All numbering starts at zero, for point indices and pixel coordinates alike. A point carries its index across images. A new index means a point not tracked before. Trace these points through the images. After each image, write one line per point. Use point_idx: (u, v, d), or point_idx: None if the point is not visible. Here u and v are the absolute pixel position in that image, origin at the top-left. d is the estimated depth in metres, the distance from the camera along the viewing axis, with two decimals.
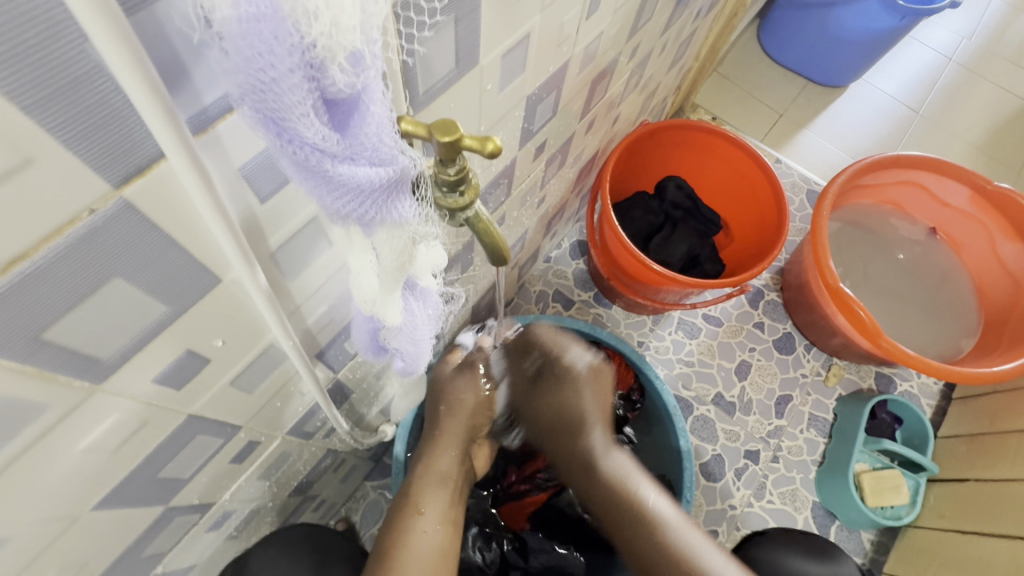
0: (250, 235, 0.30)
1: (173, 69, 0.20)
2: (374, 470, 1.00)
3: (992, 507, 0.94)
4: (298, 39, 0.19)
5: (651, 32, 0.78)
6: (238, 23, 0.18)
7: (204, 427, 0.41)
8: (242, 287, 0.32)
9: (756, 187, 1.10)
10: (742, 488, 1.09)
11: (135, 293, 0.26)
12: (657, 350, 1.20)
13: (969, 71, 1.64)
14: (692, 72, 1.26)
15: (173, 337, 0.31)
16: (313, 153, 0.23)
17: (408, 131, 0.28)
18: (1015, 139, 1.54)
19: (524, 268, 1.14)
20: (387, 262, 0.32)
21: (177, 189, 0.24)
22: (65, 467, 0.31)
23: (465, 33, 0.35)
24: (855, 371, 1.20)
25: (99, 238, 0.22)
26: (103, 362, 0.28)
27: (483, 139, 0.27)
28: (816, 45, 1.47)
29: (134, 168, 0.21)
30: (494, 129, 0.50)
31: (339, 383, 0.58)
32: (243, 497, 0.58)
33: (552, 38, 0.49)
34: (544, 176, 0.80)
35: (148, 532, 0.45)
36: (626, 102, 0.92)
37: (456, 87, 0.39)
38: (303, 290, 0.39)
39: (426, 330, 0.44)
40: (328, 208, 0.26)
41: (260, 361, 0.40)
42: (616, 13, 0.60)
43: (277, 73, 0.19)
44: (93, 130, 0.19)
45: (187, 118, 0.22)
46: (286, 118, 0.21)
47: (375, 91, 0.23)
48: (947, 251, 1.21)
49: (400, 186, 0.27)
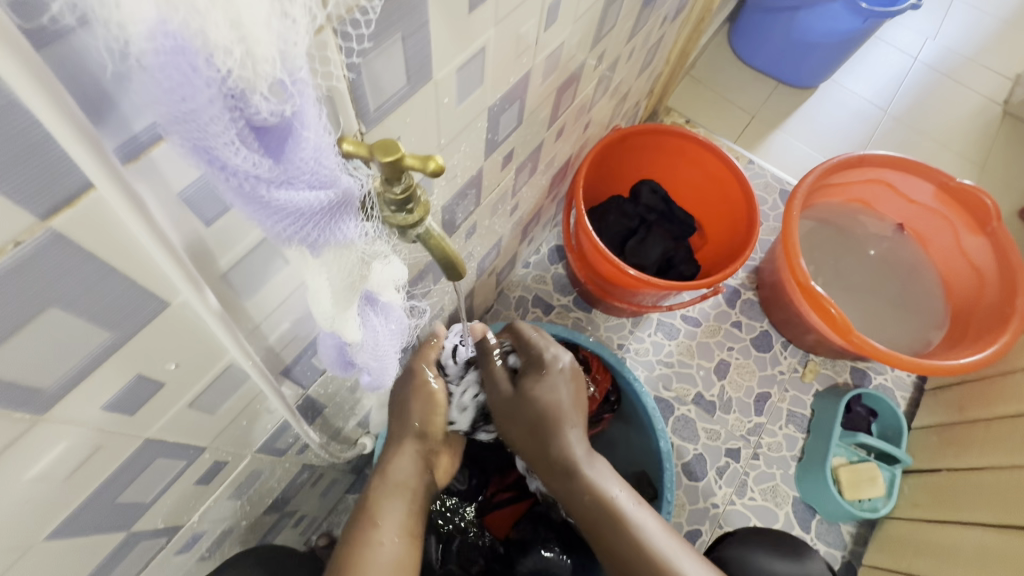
0: (198, 258, 0.30)
1: (95, 100, 0.20)
2: (356, 482, 0.99)
3: (961, 495, 0.97)
4: (214, 72, 0.19)
5: (618, 39, 0.79)
6: (154, 56, 0.18)
7: (164, 450, 0.40)
8: (193, 310, 0.32)
9: (727, 189, 1.12)
10: (724, 486, 1.10)
11: (73, 321, 0.26)
12: (637, 352, 1.21)
13: (931, 69, 1.69)
14: (663, 77, 1.28)
15: (121, 362, 0.30)
16: (246, 180, 0.23)
17: (349, 151, 0.28)
18: (976, 134, 1.59)
19: (503, 274, 1.13)
20: (338, 281, 0.32)
21: (112, 216, 0.23)
22: (13, 497, 0.30)
23: (415, 50, 0.35)
24: (831, 366, 1.22)
25: (29, 269, 0.22)
26: (44, 393, 0.27)
27: (425, 158, 0.28)
28: (784, 48, 1.51)
29: (61, 199, 0.21)
30: (455, 141, 0.50)
31: (310, 399, 0.58)
32: (213, 518, 0.57)
33: (510, 49, 0.49)
34: (514, 184, 0.80)
35: (113, 557, 0.45)
36: (597, 108, 0.94)
37: (411, 102, 0.39)
38: (261, 309, 0.39)
39: (390, 344, 0.44)
40: (270, 233, 0.26)
41: (219, 381, 0.40)
42: (577, 23, 0.61)
43: (195, 105, 0.19)
44: (14, 166, 0.19)
45: (115, 147, 0.22)
46: (213, 148, 0.21)
47: (307, 116, 0.23)
48: (914, 246, 1.24)
49: (343, 205, 0.28)
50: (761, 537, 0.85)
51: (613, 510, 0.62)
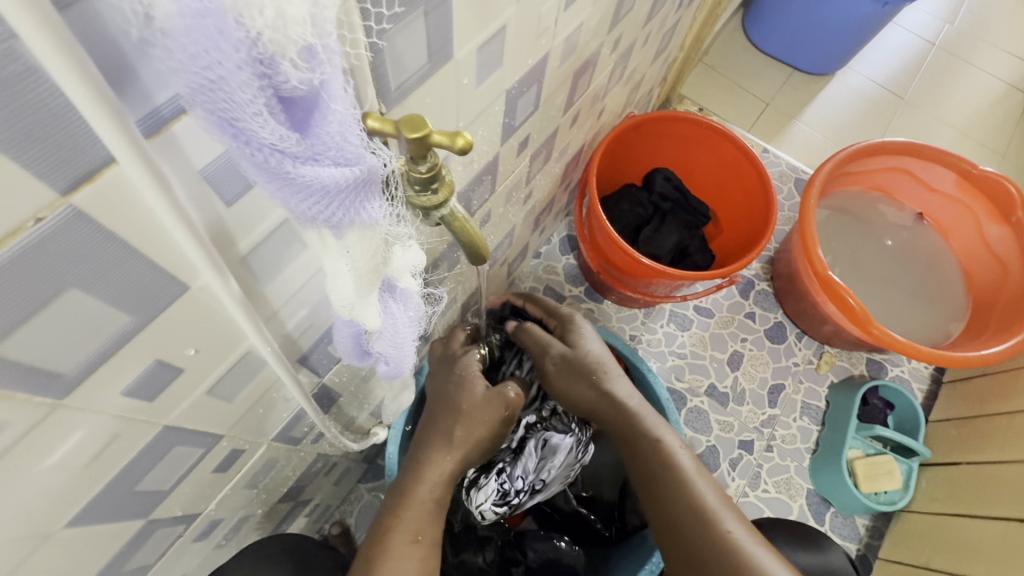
0: (218, 240, 0.29)
1: (115, 67, 0.19)
2: (368, 473, 0.99)
3: (981, 490, 0.95)
4: (243, 34, 0.18)
5: (634, 23, 0.77)
6: (181, 18, 0.17)
7: (182, 438, 0.40)
8: (212, 294, 0.31)
9: (743, 177, 1.10)
10: (737, 478, 1.09)
11: (92, 304, 0.25)
12: (649, 344, 1.19)
13: (951, 55, 1.65)
14: (676, 64, 1.25)
15: (142, 347, 0.30)
16: (272, 154, 0.22)
17: (374, 128, 0.27)
18: (998, 122, 1.55)
19: (514, 265, 1.12)
20: (361, 265, 0.31)
21: (132, 195, 0.23)
22: (34, 484, 0.30)
23: (437, 27, 0.34)
24: (847, 358, 1.21)
25: (47, 247, 0.21)
26: (64, 377, 0.27)
27: (453, 135, 0.27)
28: (800, 33, 1.47)
29: (82, 174, 0.20)
30: (473, 125, 0.49)
31: (325, 387, 0.57)
32: (229, 506, 0.57)
33: (528, 30, 0.47)
34: (528, 172, 0.79)
35: (131, 544, 0.45)
36: (611, 94, 0.92)
37: (431, 82, 0.38)
38: (280, 295, 0.38)
39: (408, 333, 0.42)
40: (294, 211, 0.25)
41: (236, 369, 0.39)
42: (596, 3, 0.59)
43: (223, 70, 0.18)
44: (32, 136, 0.18)
45: (136, 120, 0.21)
46: (239, 119, 0.20)
47: (335, 88, 0.22)
48: (934, 236, 1.22)
49: (368, 184, 0.27)
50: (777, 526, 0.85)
51: (676, 471, 0.61)
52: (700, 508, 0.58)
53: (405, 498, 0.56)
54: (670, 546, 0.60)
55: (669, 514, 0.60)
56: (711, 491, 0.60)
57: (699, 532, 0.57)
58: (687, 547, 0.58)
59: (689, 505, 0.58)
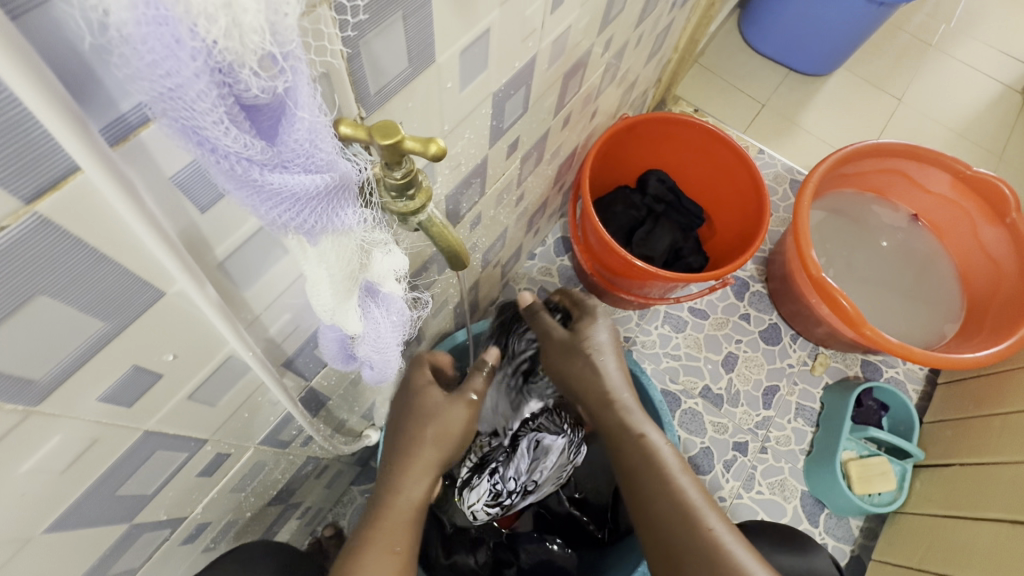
0: (193, 246, 0.29)
1: (74, 74, 0.19)
2: (361, 475, 0.99)
3: (974, 491, 0.95)
4: (199, 42, 0.18)
5: (625, 24, 0.77)
6: (137, 26, 0.17)
7: (165, 442, 0.40)
8: (189, 299, 0.31)
9: (736, 177, 1.10)
10: (731, 480, 1.09)
11: (64, 310, 0.25)
12: (644, 345, 1.19)
13: (946, 55, 1.65)
14: (671, 65, 1.25)
15: (118, 352, 0.30)
16: (238, 162, 0.22)
17: (347, 134, 0.27)
18: (994, 122, 1.55)
19: (508, 266, 1.12)
20: (337, 272, 0.31)
21: (100, 202, 0.23)
22: (8, 490, 0.30)
23: (417, 31, 0.34)
24: (841, 359, 1.21)
25: (14, 254, 0.21)
26: (37, 383, 0.27)
27: (426, 141, 0.26)
28: (795, 34, 1.47)
29: (46, 181, 0.20)
30: (459, 127, 0.49)
31: (313, 391, 0.57)
32: (216, 510, 0.57)
33: (514, 33, 0.47)
34: (520, 173, 0.78)
35: (115, 549, 0.45)
36: (604, 96, 0.92)
37: (413, 85, 0.38)
38: (261, 300, 0.38)
39: (392, 338, 0.42)
40: (265, 220, 0.25)
41: (218, 373, 0.39)
42: (584, 5, 0.59)
43: (181, 79, 0.18)
44: None
45: (100, 127, 0.21)
46: (202, 127, 0.20)
47: (300, 95, 0.23)
48: (929, 237, 1.22)
49: (340, 191, 0.27)
50: (767, 530, 0.85)
51: (659, 468, 0.60)
52: (683, 506, 0.58)
53: (393, 500, 0.56)
54: (652, 544, 0.60)
55: (652, 513, 0.59)
56: (693, 489, 0.59)
57: (681, 531, 0.57)
58: (669, 545, 0.58)
59: (672, 503, 0.58)
